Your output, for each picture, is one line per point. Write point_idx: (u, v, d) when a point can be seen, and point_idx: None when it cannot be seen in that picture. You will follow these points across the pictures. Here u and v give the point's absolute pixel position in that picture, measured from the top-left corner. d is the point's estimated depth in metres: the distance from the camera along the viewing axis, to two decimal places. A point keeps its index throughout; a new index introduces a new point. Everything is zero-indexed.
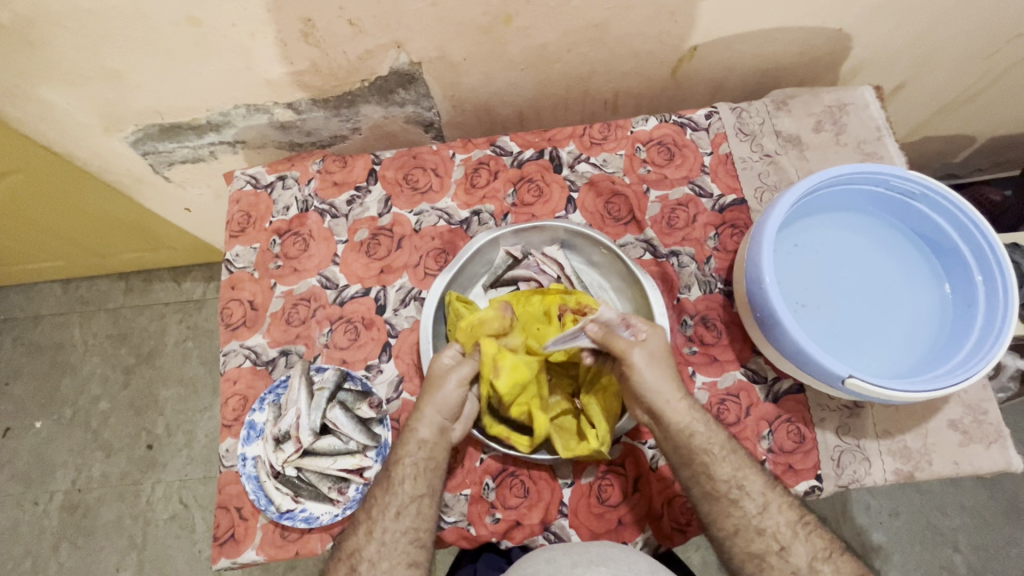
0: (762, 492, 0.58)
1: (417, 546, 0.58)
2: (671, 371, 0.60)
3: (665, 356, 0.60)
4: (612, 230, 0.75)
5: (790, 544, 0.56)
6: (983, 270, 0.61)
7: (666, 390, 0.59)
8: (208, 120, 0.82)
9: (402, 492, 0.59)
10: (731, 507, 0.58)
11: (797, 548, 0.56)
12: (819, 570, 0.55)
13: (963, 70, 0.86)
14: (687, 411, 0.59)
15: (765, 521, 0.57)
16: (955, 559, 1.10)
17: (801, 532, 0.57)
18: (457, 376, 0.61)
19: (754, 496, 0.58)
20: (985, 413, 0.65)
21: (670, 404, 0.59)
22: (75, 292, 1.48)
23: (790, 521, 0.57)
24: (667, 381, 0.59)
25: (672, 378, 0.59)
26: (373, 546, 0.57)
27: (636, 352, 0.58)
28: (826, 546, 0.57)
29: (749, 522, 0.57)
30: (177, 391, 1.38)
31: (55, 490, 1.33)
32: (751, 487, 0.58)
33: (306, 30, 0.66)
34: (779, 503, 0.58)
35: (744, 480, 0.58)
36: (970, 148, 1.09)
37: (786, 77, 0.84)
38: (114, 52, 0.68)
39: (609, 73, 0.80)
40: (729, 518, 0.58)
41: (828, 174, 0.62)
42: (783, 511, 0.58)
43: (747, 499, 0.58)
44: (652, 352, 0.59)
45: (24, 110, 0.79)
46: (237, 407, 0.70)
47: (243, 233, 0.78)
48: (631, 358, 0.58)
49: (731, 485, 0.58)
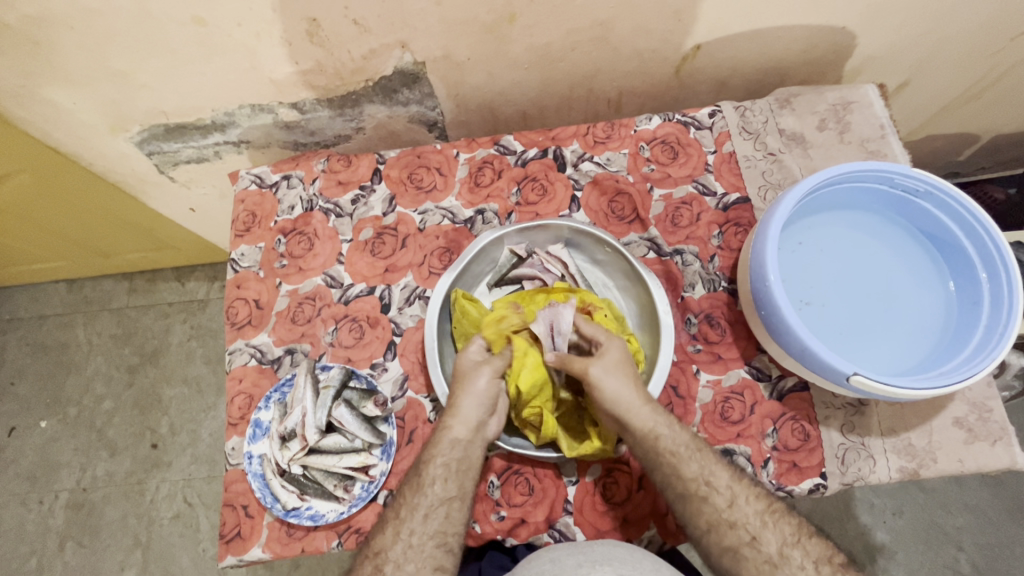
0: (728, 486, 0.58)
1: (441, 551, 0.57)
2: (632, 377, 0.61)
3: (623, 365, 0.61)
4: (616, 228, 0.76)
5: (761, 534, 0.56)
6: (988, 268, 0.61)
7: (627, 396, 0.59)
8: (213, 119, 0.82)
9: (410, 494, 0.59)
10: (702, 502, 0.57)
11: (767, 536, 0.56)
12: (789, 556, 0.55)
13: (966, 69, 0.86)
14: (651, 416, 0.60)
15: (734, 514, 0.57)
16: (959, 557, 1.10)
17: (769, 520, 0.57)
18: (476, 371, 0.62)
19: (722, 490, 0.58)
20: (990, 411, 0.65)
21: (633, 409, 0.59)
22: (80, 291, 1.49)
23: (794, 520, 0.57)
24: (629, 388, 0.60)
25: (633, 384, 0.60)
26: (399, 547, 0.56)
27: (595, 367, 0.60)
28: (795, 532, 0.57)
29: (720, 517, 0.57)
30: (181, 390, 1.39)
31: (60, 489, 1.34)
32: (719, 482, 0.58)
33: (311, 30, 0.67)
34: (747, 495, 0.58)
35: (712, 476, 0.58)
36: (974, 145, 1.08)
37: (789, 75, 0.84)
38: (121, 52, 0.68)
39: (613, 72, 0.80)
40: (702, 515, 0.57)
41: (832, 173, 0.62)
42: (751, 502, 0.57)
43: (716, 494, 0.57)
44: (609, 363, 0.61)
45: (30, 110, 0.80)
46: (243, 406, 0.70)
47: (249, 232, 0.79)
48: (591, 375, 0.60)
49: (699, 482, 0.58)
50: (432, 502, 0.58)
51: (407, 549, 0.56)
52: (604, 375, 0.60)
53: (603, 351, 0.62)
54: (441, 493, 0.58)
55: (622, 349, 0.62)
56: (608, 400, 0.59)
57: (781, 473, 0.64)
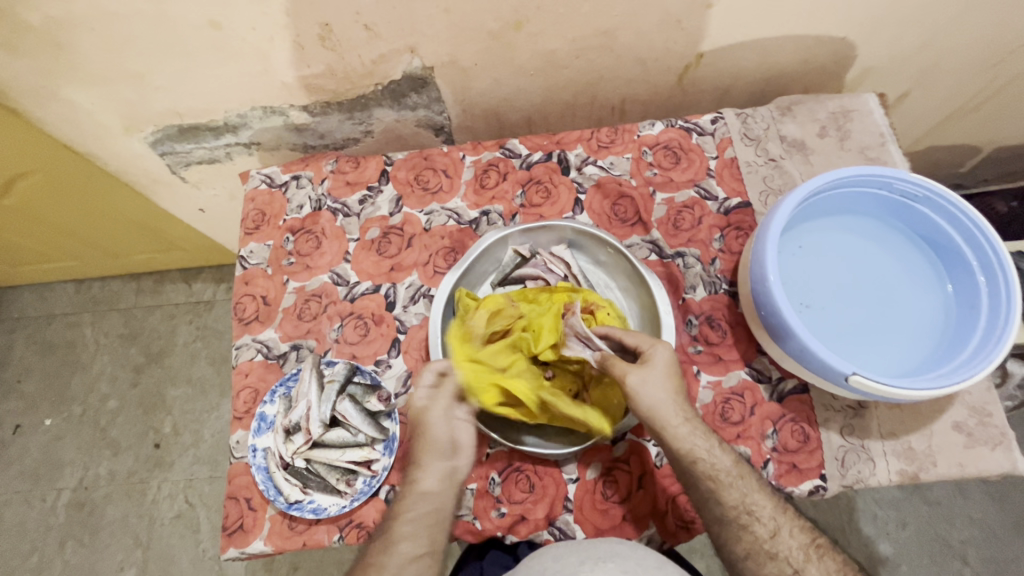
0: (773, 517, 0.58)
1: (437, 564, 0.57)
2: (673, 387, 0.60)
3: (667, 375, 0.60)
4: (619, 231, 0.77)
5: (805, 569, 0.57)
6: (986, 272, 0.61)
7: (664, 410, 0.59)
8: (225, 121, 0.84)
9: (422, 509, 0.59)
10: (742, 531, 0.58)
11: (812, 571, 0.56)
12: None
13: (967, 81, 0.87)
14: (677, 434, 0.59)
15: (777, 545, 0.57)
16: (963, 571, 1.09)
17: (814, 555, 0.57)
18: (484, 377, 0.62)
19: (766, 520, 0.58)
20: (990, 416, 0.65)
21: (668, 423, 0.59)
22: (88, 291, 1.51)
23: (788, 541, 0.57)
24: (668, 400, 0.59)
25: (674, 398, 0.59)
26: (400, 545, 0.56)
27: (632, 376, 0.59)
28: (840, 569, 0.57)
29: (761, 547, 0.57)
30: (185, 390, 1.40)
31: (63, 488, 1.34)
32: (762, 512, 0.58)
33: (323, 34, 0.69)
34: (791, 528, 0.58)
35: (755, 504, 0.58)
36: (976, 157, 1.10)
37: (790, 85, 0.86)
38: (138, 54, 0.70)
39: (616, 80, 0.82)
40: (740, 542, 0.58)
41: (829, 177, 0.63)
42: (795, 536, 0.58)
43: (757, 523, 0.58)
44: (652, 371, 0.60)
45: (48, 110, 0.82)
46: (249, 400, 0.71)
47: (258, 230, 0.80)
48: (627, 383, 0.60)
49: (734, 513, 0.58)
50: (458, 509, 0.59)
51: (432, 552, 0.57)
52: (642, 385, 0.59)
53: (647, 358, 0.61)
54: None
55: (668, 357, 0.61)
56: (645, 410, 0.59)
57: (781, 474, 0.65)
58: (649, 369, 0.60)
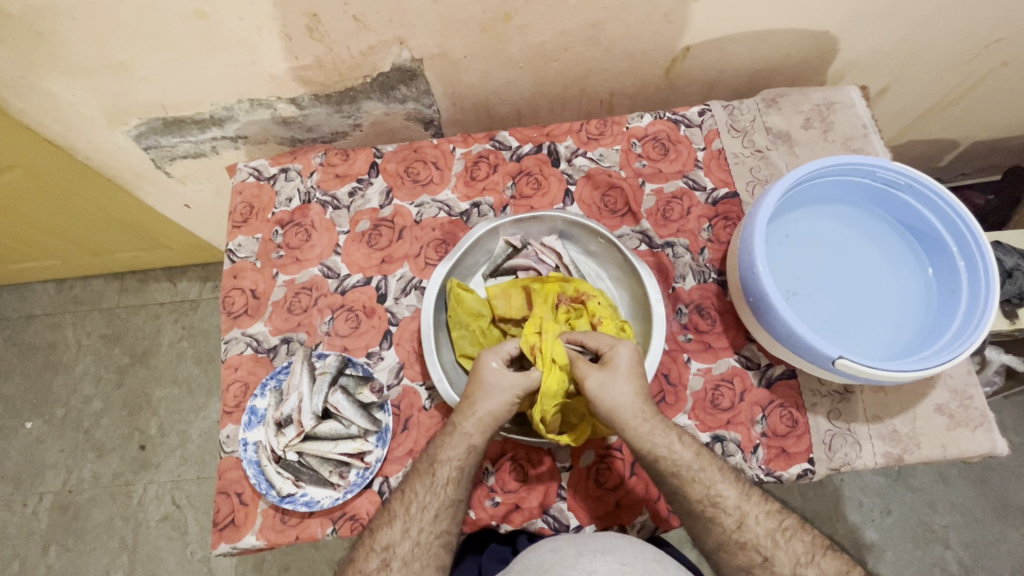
0: (738, 505, 0.59)
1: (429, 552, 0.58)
2: (637, 387, 0.60)
3: (627, 377, 0.59)
4: (609, 222, 0.77)
5: (774, 554, 0.57)
6: (964, 257, 0.63)
7: (626, 411, 0.59)
8: (212, 114, 0.83)
9: (415, 491, 0.60)
10: (710, 523, 0.59)
11: (779, 557, 0.57)
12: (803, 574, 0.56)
13: (945, 75, 0.90)
14: (657, 428, 0.59)
15: (744, 534, 0.58)
16: (946, 556, 1.11)
17: (781, 539, 0.58)
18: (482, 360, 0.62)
19: (729, 510, 0.58)
20: (971, 398, 0.67)
21: (632, 422, 0.59)
22: (69, 291, 1.48)
23: (768, 530, 0.58)
24: (632, 402, 0.59)
25: (637, 398, 0.59)
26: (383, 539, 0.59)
27: (591, 380, 0.59)
28: (808, 550, 0.58)
29: (729, 538, 0.58)
30: (171, 391, 1.38)
31: (45, 492, 1.32)
32: (726, 502, 0.58)
33: (311, 25, 0.68)
34: (757, 515, 0.59)
35: (717, 498, 0.59)
36: (954, 151, 1.12)
37: (775, 78, 0.87)
38: (122, 44, 0.69)
39: (605, 73, 0.83)
40: (712, 535, 0.59)
41: (814, 166, 0.64)
42: (762, 522, 0.58)
43: (723, 513, 0.58)
44: (613, 374, 0.59)
45: (27, 101, 0.80)
46: (239, 394, 0.71)
47: (246, 223, 0.80)
48: (587, 386, 0.59)
49: (717, 497, 0.59)
50: (439, 498, 0.60)
51: (414, 541, 0.58)
52: (602, 388, 0.59)
53: (608, 359, 0.60)
54: (448, 489, 0.60)
55: (630, 360, 0.60)
56: (607, 412, 0.59)
57: (770, 459, 0.66)
58: (610, 372, 0.59)
